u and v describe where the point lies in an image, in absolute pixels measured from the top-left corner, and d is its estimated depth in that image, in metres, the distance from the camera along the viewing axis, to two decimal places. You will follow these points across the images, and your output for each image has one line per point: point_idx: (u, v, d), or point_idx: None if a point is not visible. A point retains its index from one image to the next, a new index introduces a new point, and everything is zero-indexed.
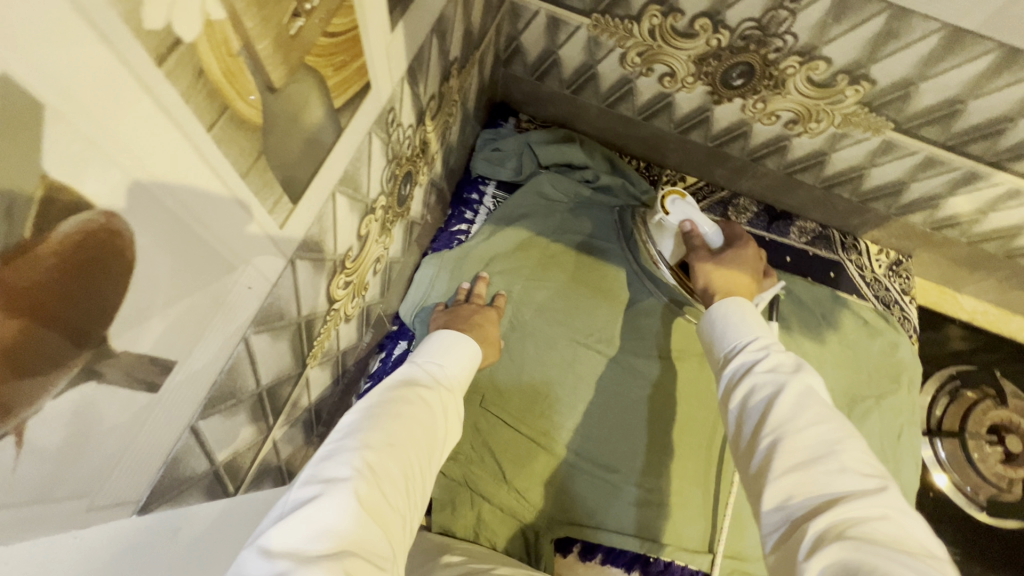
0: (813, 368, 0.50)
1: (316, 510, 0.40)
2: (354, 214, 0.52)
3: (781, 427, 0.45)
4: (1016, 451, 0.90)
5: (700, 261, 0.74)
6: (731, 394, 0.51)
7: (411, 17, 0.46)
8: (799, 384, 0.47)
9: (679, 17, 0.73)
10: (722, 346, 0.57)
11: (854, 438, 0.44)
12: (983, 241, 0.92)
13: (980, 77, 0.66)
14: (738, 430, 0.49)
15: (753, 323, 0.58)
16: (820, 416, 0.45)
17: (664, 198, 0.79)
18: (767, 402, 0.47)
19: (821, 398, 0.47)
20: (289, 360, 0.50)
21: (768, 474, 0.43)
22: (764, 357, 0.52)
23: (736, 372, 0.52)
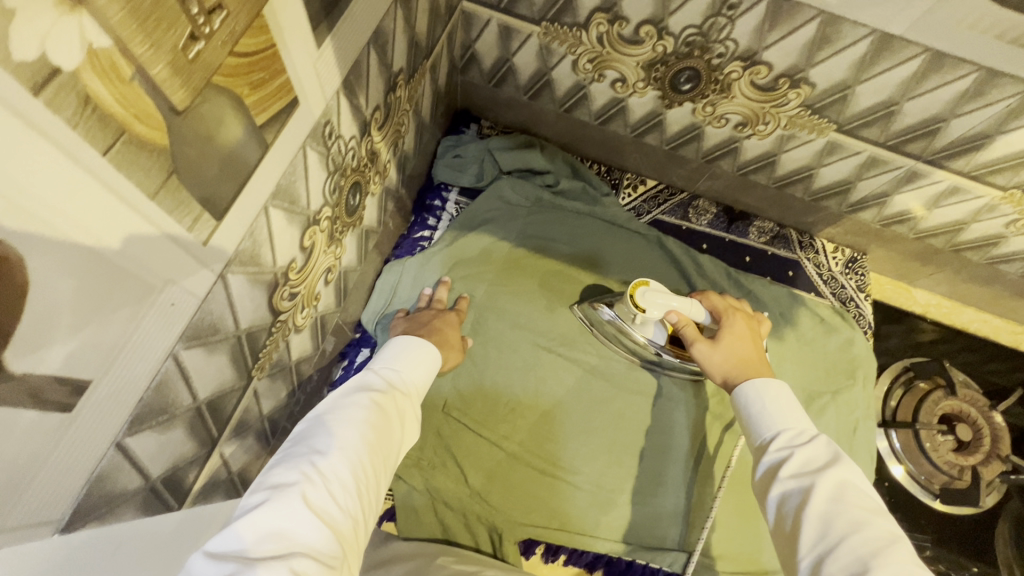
0: (849, 463, 0.52)
1: (262, 514, 0.41)
2: (293, 227, 0.52)
3: (818, 541, 0.47)
4: (966, 439, 0.93)
5: (700, 350, 0.74)
6: (766, 492, 0.54)
7: (340, 31, 0.47)
8: (828, 485, 0.50)
9: (624, 25, 0.75)
10: (755, 438, 0.60)
11: (897, 548, 0.45)
12: (932, 237, 0.94)
13: (911, 79, 0.68)
14: (779, 531, 0.51)
15: (780, 410, 0.60)
16: (857, 525, 0.46)
17: (633, 293, 0.77)
18: (799, 508, 0.50)
19: (859, 499, 0.49)
20: (230, 373, 0.51)
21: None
22: (791, 455, 0.54)
23: (768, 469, 0.55)
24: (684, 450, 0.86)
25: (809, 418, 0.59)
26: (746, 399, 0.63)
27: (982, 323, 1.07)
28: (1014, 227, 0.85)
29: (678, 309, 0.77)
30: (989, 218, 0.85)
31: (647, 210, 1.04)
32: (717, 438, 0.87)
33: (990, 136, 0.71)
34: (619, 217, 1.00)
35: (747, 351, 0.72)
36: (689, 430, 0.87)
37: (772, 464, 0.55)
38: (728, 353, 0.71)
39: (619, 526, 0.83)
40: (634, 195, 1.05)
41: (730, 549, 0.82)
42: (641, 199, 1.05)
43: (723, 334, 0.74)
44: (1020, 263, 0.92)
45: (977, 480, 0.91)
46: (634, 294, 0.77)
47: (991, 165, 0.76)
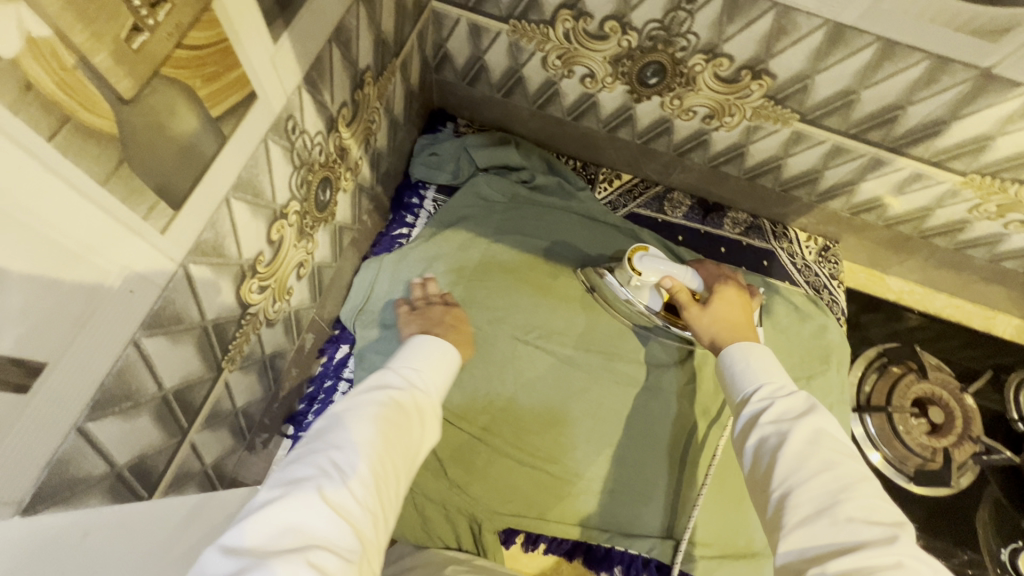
0: (826, 412, 0.53)
1: (279, 508, 0.43)
2: (258, 219, 0.53)
3: (790, 477, 0.48)
4: (938, 422, 0.95)
5: (692, 315, 0.76)
6: (744, 437, 0.54)
7: (299, 28, 0.48)
8: (806, 430, 0.51)
9: (589, 21, 0.77)
10: (736, 391, 0.60)
11: (866, 486, 0.46)
12: (900, 224, 0.96)
13: (866, 68, 0.70)
14: (751, 470, 0.52)
15: (761, 366, 0.61)
16: (830, 465, 0.47)
17: (631, 257, 0.80)
18: (775, 449, 0.51)
19: (832, 443, 0.50)
20: (198, 364, 0.52)
21: (783, 526, 0.46)
22: (771, 404, 0.55)
23: (749, 417, 0.55)
24: (661, 438, 0.88)
25: (788, 373, 0.60)
26: (729, 355, 0.65)
27: (955, 308, 1.09)
28: (977, 212, 0.87)
29: (673, 276, 0.79)
30: (952, 203, 0.87)
31: (624, 204, 1.06)
32: (693, 426, 0.88)
33: (946, 123, 0.73)
34: (595, 211, 1.01)
35: (735, 316, 0.74)
36: (665, 419, 0.89)
37: (751, 412, 0.55)
38: (715, 316, 0.74)
39: (598, 515, 0.84)
40: (611, 189, 1.07)
41: (706, 534, 0.84)
42: (617, 193, 1.06)
43: (715, 300, 0.76)
44: (986, 248, 0.94)
45: (948, 462, 0.93)
46: (632, 258, 0.80)
47: (949, 151, 0.78)
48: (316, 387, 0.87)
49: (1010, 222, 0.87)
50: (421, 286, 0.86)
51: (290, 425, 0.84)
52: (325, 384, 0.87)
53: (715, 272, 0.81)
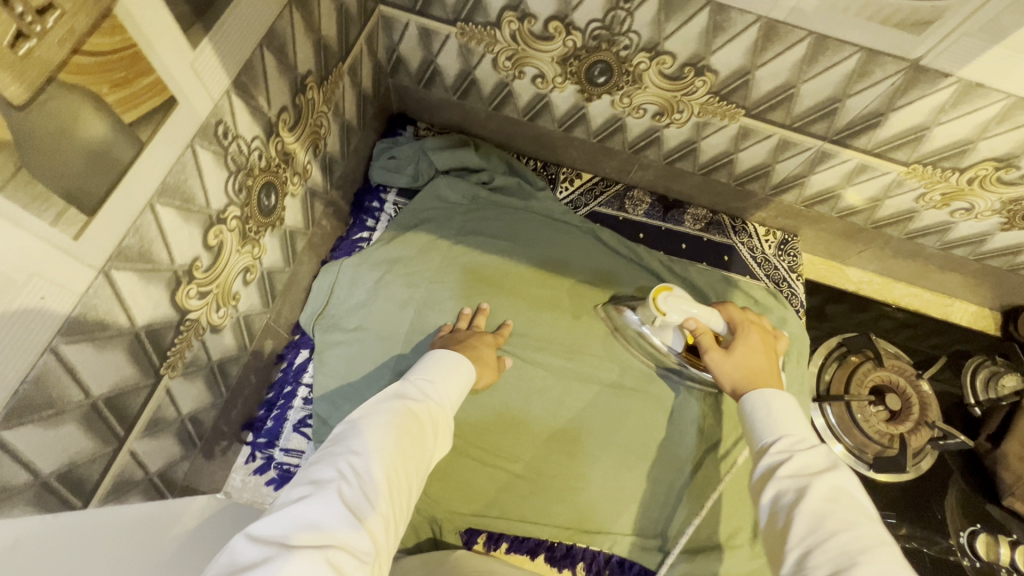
0: (846, 472, 0.52)
1: (301, 507, 0.47)
2: (191, 225, 0.53)
3: (810, 535, 0.47)
4: (896, 409, 0.96)
5: (714, 360, 0.74)
6: (760, 490, 0.54)
7: (222, 34, 0.49)
8: (824, 487, 0.50)
9: (533, 21, 0.78)
10: (754, 441, 0.60)
11: (886, 550, 0.45)
12: (852, 215, 0.98)
13: (802, 62, 0.71)
14: (769, 527, 0.52)
15: (781, 416, 0.60)
16: (848, 526, 0.47)
17: (655, 299, 0.77)
18: (793, 506, 0.50)
19: (851, 504, 0.49)
20: (131, 371, 0.52)
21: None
22: (790, 458, 0.54)
23: (766, 466, 0.55)
24: (623, 435, 0.87)
25: (810, 426, 0.59)
26: (752, 402, 0.63)
27: (913, 297, 1.11)
28: (924, 201, 0.89)
29: (698, 319, 0.77)
30: (899, 193, 0.89)
31: (585, 202, 1.06)
32: (654, 421, 0.88)
33: (883, 114, 0.75)
34: (555, 211, 1.01)
35: (759, 363, 0.72)
36: (626, 415, 0.89)
37: (769, 465, 0.55)
38: (739, 363, 0.72)
39: (560, 514, 0.84)
40: (571, 188, 1.08)
41: (668, 528, 0.84)
42: (577, 192, 1.07)
43: (738, 344, 0.74)
44: (937, 237, 0.96)
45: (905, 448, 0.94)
46: (657, 298, 0.78)
47: (890, 142, 0.79)
48: (276, 393, 0.87)
49: (955, 211, 0.89)
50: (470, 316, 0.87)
51: (249, 431, 0.84)
52: (284, 390, 0.87)
53: (741, 314, 0.79)
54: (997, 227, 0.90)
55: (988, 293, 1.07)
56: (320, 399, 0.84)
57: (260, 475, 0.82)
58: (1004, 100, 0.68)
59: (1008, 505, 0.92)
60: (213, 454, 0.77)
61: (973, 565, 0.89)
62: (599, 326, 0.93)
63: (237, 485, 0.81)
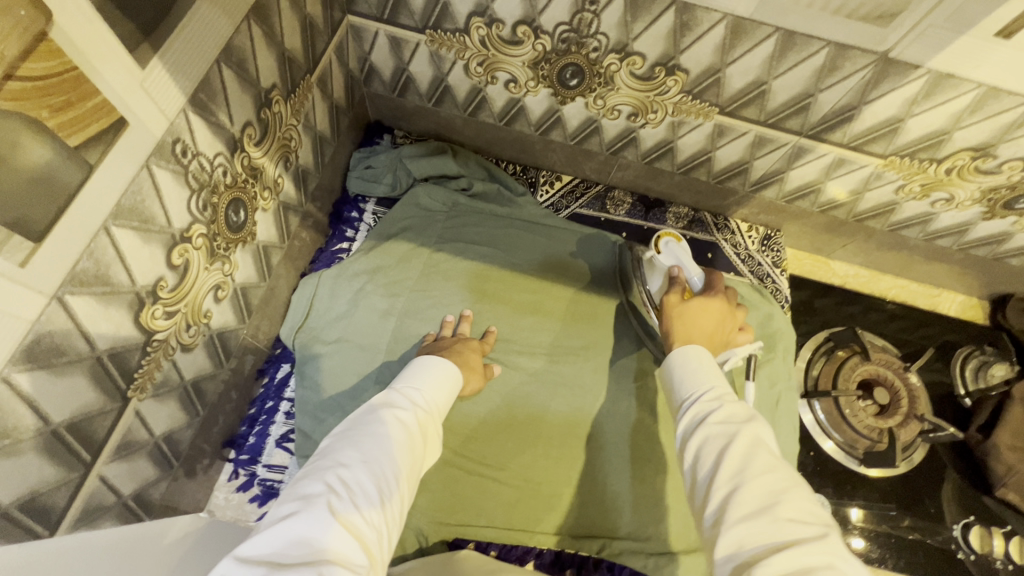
0: (762, 417, 0.51)
1: (290, 524, 0.46)
2: (151, 245, 0.53)
3: (733, 480, 0.46)
4: (886, 402, 0.95)
5: (670, 306, 0.70)
6: (685, 445, 0.52)
7: (173, 53, 0.48)
8: (747, 434, 0.48)
9: (501, 26, 0.77)
10: (678, 401, 0.57)
11: (798, 487, 0.45)
12: (833, 209, 0.97)
13: (771, 59, 0.71)
14: (691, 481, 0.50)
15: (705, 371, 0.58)
16: (766, 468, 0.46)
17: (657, 241, 0.79)
18: (716, 455, 0.48)
19: (769, 448, 0.48)
20: (94, 395, 0.51)
21: (719, 526, 0.44)
22: (716, 410, 0.52)
23: (692, 421, 0.53)
24: (608, 438, 0.85)
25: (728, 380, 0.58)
26: (677, 355, 0.61)
27: (900, 289, 1.10)
28: (904, 193, 0.88)
29: (683, 268, 0.76)
30: (878, 186, 0.88)
31: (566, 205, 1.06)
32: (642, 423, 0.86)
33: (857, 108, 0.74)
34: (535, 215, 1.01)
35: (704, 324, 0.67)
36: (612, 418, 0.87)
37: (693, 419, 0.53)
38: (684, 315, 0.68)
39: (549, 520, 0.82)
40: (552, 191, 1.07)
41: (656, 530, 0.81)
42: (558, 195, 1.07)
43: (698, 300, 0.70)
44: (919, 228, 0.95)
45: (893, 442, 0.93)
46: (659, 240, 0.79)
47: (865, 136, 0.79)
48: (258, 409, 0.86)
49: (936, 201, 0.88)
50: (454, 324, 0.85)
51: (231, 448, 0.83)
52: (266, 405, 0.86)
53: (724, 283, 0.73)
54: (979, 217, 0.89)
55: (976, 283, 1.06)
56: (302, 412, 0.83)
57: (243, 493, 0.82)
58: (976, 90, 0.67)
59: (1001, 495, 0.90)
60: (194, 473, 0.76)
61: (970, 559, 0.88)
62: (581, 327, 0.92)
63: (220, 503, 0.80)
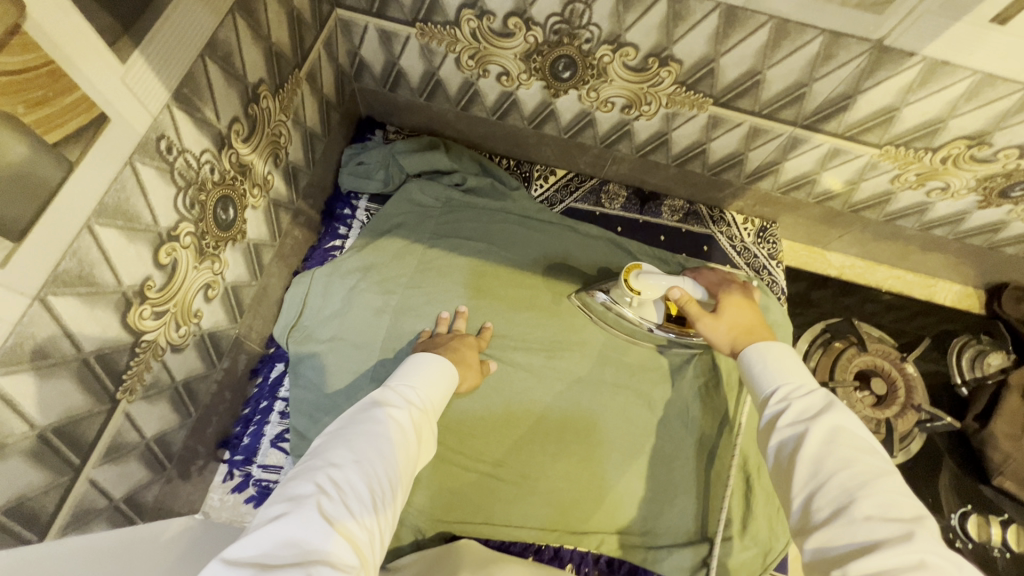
0: (844, 409, 0.50)
1: (279, 525, 0.45)
2: (137, 244, 0.52)
3: (814, 477, 0.47)
4: (882, 393, 0.97)
5: (704, 323, 0.70)
6: (765, 441, 0.53)
7: (155, 47, 0.47)
8: (823, 428, 0.49)
9: (492, 18, 0.76)
10: (755, 395, 0.58)
11: (884, 480, 0.44)
12: (828, 200, 0.97)
13: (765, 48, 0.70)
14: (775, 476, 0.51)
15: (780, 366, 0.58)
16: (848, 462, 0.46)
17: (629, 279, 0.78)
18: (795, 451, 0.49)
19: (851, 439, 0.48)
20: (82, 398, 0.51)
21: (806, 523, 0.45)
22: (790, 407, 0.52)
23: (769, 418, 0.54)
24: (605, 433, 0.85)
25: (809, 371, 0.57)
26: (750, 357, 0.61)
27: (896, 279, 1.09)
28: (899, 182, 0.88)
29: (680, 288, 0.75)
30: (874, 176, 0.88)
31: (560, 199, 1.05)
32: (640, 418, 0.86)
33: (852, 97, 0.74)
34: (530, 210, 1.00)
35: (745, 316, 0.69)
36: (610, 413, 0.86)
37: (772, 416, 0.53)
38: (727, 321, 0.69)
39: (546, 515, 0.81)
40: (546, 185, 1.06)
41: (655, 525, 0.82)
42: (552, 189, 1.06)
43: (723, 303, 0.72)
44: (915, 218, 0.95)
45: (890, 432, 0.94)
46: (629, 278, 0.78)
47: (861, 125, 0.78)
48: (252, 409, 0.85)
49: (931, 191, 0.88)
50: (450, 321, 0.85)
51: (226, 449, 0.82)
52: (260, 405, 0.85)
53: (718, 277, 0.78)
54: (975, 205, 0.89)
55: (971, 272, 1.06)
56: (297, 412, 0.82)
57: (239, 493, 0.81)
58: (971, 77, 0.67)
59: (998, 484, 0.90)
60: (187, 476, 0.75)
61: (967, 548, 0.89)
62: (576, 322, 0.91)
63: (215, 504, 0.80)
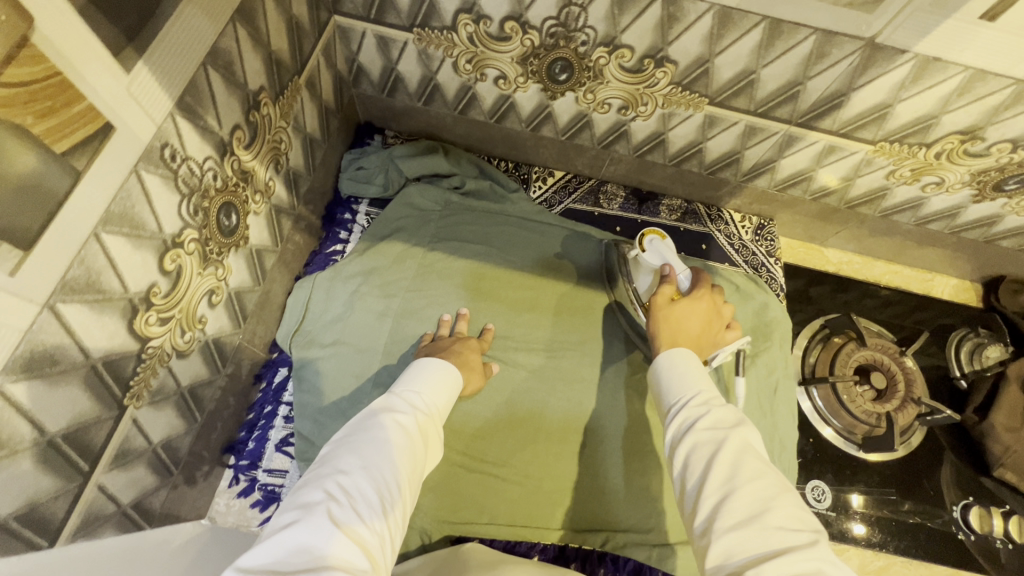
0: (751, 424, 0.52)
1: (291, 533, 0.45)
2: (143, 251, 0.53)
3: (723, 488, 0.47)
4: (882, 386, 0.96)
5: (658, 305, 0.71)
6: (675, 451, 0.53)
7: (159, 56, 0.48)
8: (737, 439, 0.50)
9: (488, 23, 0.77)
10: (666, 408, 0.58)
11: (784, 495, 0.46)
12: (825, 197, 0.97)
13: (759, 47, 0.71)
14: (682, 488, 0.51)
15: (692, 376, 0.60)
16: (756, 475, 0.47)
17: (641, 239, 0.79)
18: (706, 462, 0.49)
19: (757, 454, 0.50)
20: (90, 404, 0.51)
21: (709, 534, 0.45)
22: (704, 418, 0.53)
23: (680, 429, 0.54)
24: (608, 431, 0.86)
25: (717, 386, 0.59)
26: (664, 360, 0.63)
27: (893, 274, 1.10)
28: (895, 178, 0.89)
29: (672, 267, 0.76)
30: (869, 172, 0.89)
31: (559, 200, 1.06)
32: (642, 416, 0.86)
33: (845, 94, 0.75)
34: (529, 211, 1.01)
35: (690, 327, 0.69)
36: (612, 411, 0.87)
37: (682, 425, 0.54)
38: (672, 317, 0.69)
39: (551, 514, 0.82)
40: (545, 186, 1.07)
41: (659, 523, 0.81)
42: (551, 190, 1.07)
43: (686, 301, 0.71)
44: (911, 213, 0.96)
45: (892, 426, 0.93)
46: (642, 237, 0.80)
47: (855, 122, 0.79)
48: (257, 414, 0.85)
49: (926, 185, 0.89)
50: (451, 323, 0.85)
51: (231, 454, 0.82)
52: (264, 410, 0.85)
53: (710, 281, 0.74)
54: (970, 199, 0.90)
55: (968, 266, 1.07)
56: (302, 416, 0.83)
57: (244, 498, 0.82)
58: (963, 73, 0.68)
59: (998, 475, 0.91)
60: (193, 481, 0.76)
61: (969, 540, 0.89)
62: (577, 322, 0.92)
63: (221, 509, 0.80)
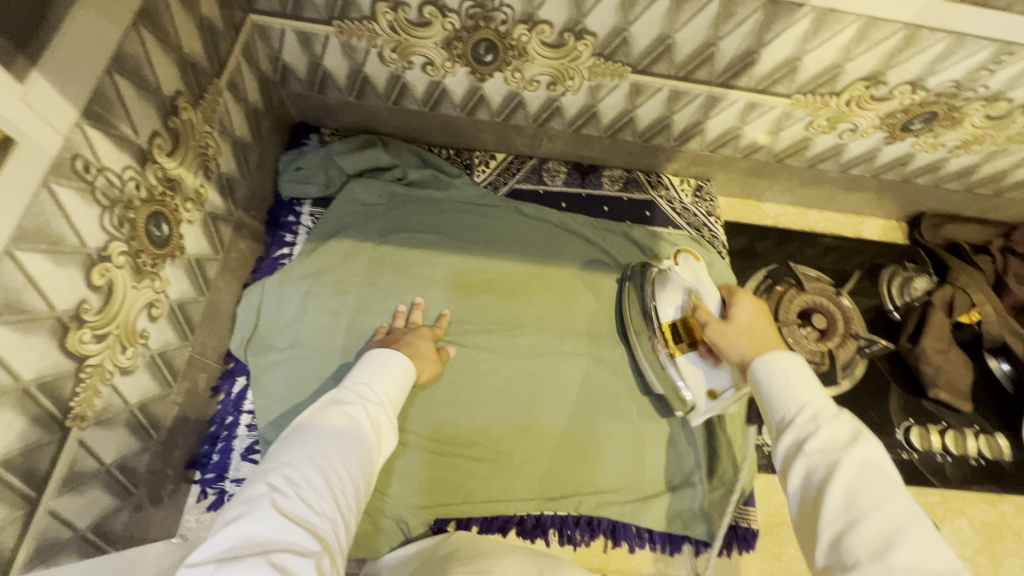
0: (873, 438, 0.48)
1: (236, 527, 0.45)
2: (66, 268, 0.51)
3: (843, 516, 0.44)
4: (822, 326, 1.01)
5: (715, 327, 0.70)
6: (786, 472, 0.50)
7: (56, 67, 0.47)
8: (854, 461, 0.47)
9: (407, 9, 0.78)
10: (771, 416, 0.56)
11: (919, 527, 0.42)
12: (755, 152, 1.02)
13: (669, 12, 0.74)
14: (799, 507, 0.49)
15: (800, 382, 0.56)
16: (880, 502, 0.44)
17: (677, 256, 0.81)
18: (823, 486, 0.47)
19: (881, 476, 0.46)
20: (30, 429, 0.50)
21: (837, 567, 0.43)
22: (813, 431, 0.50)
23: (789, 446, 0.51)
24: (574, 399, 0.88)
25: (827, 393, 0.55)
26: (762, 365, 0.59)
27: (827, 222, 1.17)
28: (813, 128, 0.93)
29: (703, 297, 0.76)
30: (790, 125, 0.93)
31: (504, 182, 1.07)
32: (605, 380, 0.90)
33: (756, 51, 0.78)
34: (473, 195, 1.01)
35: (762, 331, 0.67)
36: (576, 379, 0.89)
37: (793, 443, 0.51)
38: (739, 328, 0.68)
39: (525, 487, 0.83)
40: (489, 169, 1.08)
41: (629, 479, 0.86)
42: (495, 173, 1.08)
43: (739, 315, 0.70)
44: (833, 160, 1.01)
45: (833, 363, 1.00)
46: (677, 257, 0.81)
47: (769, 77, 0.83)
48: (218, 426, 0.83)
49: (843, 132, 0.94)
50: (406, 312, 0.86)
51: (196, 469, 0.81)
52: (225, 421, 0.83)
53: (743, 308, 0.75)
54: (883, 142, 0.95)
55: (892, 206, 1.14)
56: (264, 422, 0.81)
57: (215, 511, 0.79)
58: (857, 22, 0.72)
59: (935, 396, 0.98)
60: (157, 502, 0.74)
61: (913, 458, 0.96)
62: (533, 296, 0.94)
63: (192, 525, 0.78)
